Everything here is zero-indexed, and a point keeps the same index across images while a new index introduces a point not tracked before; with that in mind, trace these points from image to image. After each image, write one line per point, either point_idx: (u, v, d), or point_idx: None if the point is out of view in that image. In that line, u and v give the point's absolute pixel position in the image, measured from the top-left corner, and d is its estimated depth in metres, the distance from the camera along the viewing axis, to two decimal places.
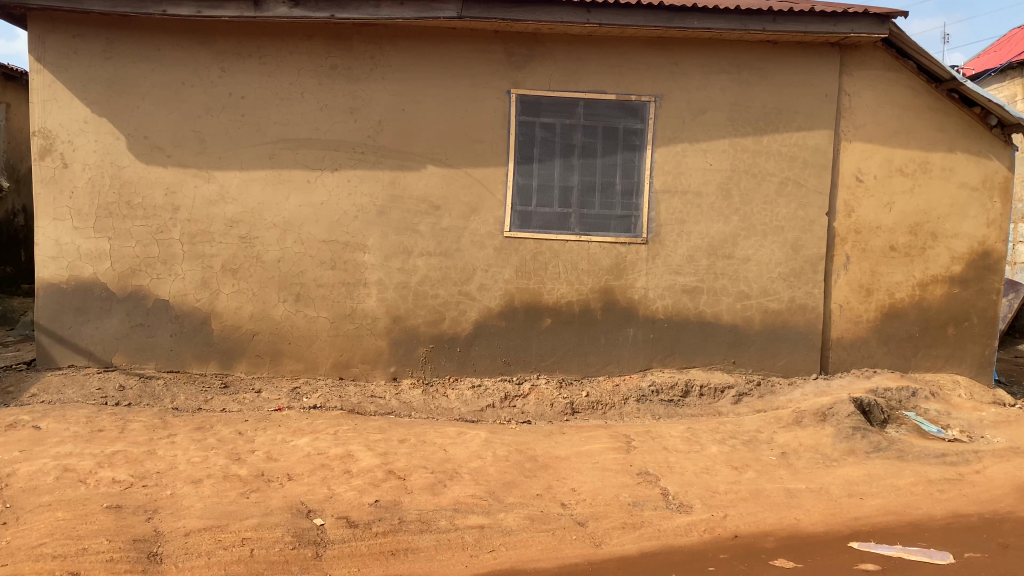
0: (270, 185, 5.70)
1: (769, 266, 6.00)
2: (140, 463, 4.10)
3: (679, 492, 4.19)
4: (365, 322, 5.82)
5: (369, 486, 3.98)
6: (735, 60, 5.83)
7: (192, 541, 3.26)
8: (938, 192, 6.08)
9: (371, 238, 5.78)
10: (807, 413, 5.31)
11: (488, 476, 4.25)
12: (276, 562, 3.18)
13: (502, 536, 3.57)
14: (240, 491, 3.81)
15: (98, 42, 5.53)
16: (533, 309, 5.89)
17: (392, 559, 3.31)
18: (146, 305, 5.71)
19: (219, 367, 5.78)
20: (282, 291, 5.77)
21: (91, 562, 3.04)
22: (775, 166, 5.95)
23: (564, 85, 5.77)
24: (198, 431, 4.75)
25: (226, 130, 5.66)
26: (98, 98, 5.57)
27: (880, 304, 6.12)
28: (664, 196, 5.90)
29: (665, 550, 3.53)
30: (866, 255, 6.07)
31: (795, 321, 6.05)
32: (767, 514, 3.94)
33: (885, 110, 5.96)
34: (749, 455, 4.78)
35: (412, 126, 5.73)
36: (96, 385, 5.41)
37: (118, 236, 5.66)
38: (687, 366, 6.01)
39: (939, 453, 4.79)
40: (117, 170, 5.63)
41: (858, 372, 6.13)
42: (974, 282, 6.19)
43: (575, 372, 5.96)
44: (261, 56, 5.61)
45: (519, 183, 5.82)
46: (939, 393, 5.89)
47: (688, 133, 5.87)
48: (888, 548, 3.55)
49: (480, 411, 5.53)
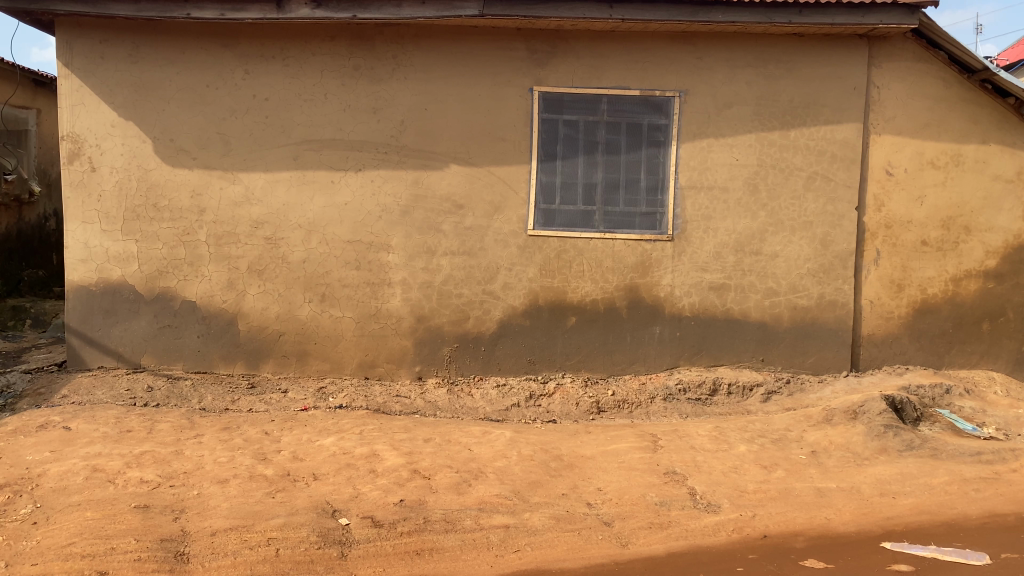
0: (294, 186, 5.73)
1: (797, 263, 5.91)
2: (168, 463, 4.13)
3: (707, 491, 4.13)
4: (390, 322, 5.83)
5: (393, 485, 3.97)
6: (760, 54, 5.75)
7: (218, 541, 3.28)
8: (971, 185, 5.94)
9: (395, 238, 5.78)
10: (837, 411, 5.22)
11: (513, 475, 4.22)
12: (302, 561, 3.18)
13: (528, 536, 3.55)
14: (265, 491, 3.82)
15: (124, 46, 5.58)
16: (558, 307, 5.86)
17: (417, 559, 3.30)
18: (173, 306, 5.76)
19: (245, 368, 5.82)
20: (307, 291, 5.79)
21: (119, 561, 3.06)
22: (803, 161, 5.86)
23: (586, 81, 5.73)
24: (225, 431, 4.78)
25: (250, 132, 5.69)
26: (124, 102, 5.62)
27: (912, 300, 6.01)
28: (689, 192, 5.84)
29: (692, 550, 3.48)
30: (897, 250, 5.96)
31: (824, 318, 5.95)
32: (796, 514, 3.88)
33: (915, 102, 5.85)
34: (779, 454, 4.71)
35: (435, 125, 5.72)
36: (125, 386, 5.47)
37: (146, 238, 5.72)
38: (714, 365, 5.95)
39: (975, 452, 4.68)
40: (143, 173, 5.68)
41: (889, 369, 6.03)
42: (1010, 276, 6.05)
43: (601, 371, 5.92)
44: (285, 57, 5.64)
45: (542, 181, 5.79)
46: (973, 391, 5.76)
47: (713, 128, 5.80)
48: (922, 548, 3.48)
49: (506, 410, 5.51)
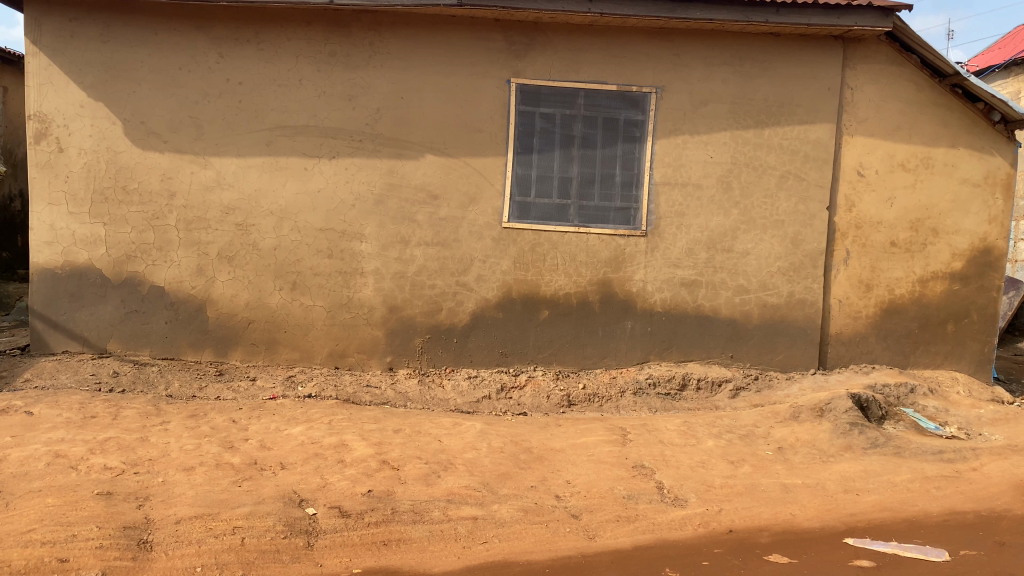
0: (266, 172, 5.66)
1: (768, 261, 5.97)
2: (132, 450, 4.07)
3: (674, 486, 4.16)
4: (362, 312, 5.79)
5: (362, 476, 3.95)
6: (737, 52, 5.78)
7: (182, 529, 3.23)
8: (939, 188, 6.04)
9: (368, 227, 5.74)
10: (804, 408, 5.29)
11: (482, 467, 4.22)
12: (267, 551, 3.15)
13: (495, 527, 3.55)
14: (232, 479, 3.78)
15: (95, 25, 5.48)
16: (530, 300, 5.86)
17: (384, 550, 3.29)
18: (141, 291, 5.68)
19: (214, 356, 5.75)
20: (278, 279, 5.74)
21: (81, 548, 3.01)
22: (776, 160, 5.90)
23: (564, 75, 5.73)
24: (192, 418, 4.72)
25: (223, 116, 5.61)
26: (94, 83, 5.52)
27: (879, 300, 6.09)
28: (664, 188, 5.86)
29: (659, 544, 3.49)
30: (866, 251, 6.04)
31: (793, 316, 6.02)
32: (762, 509, 3.92)
33: (887, 105, 5.92)
34: (745, 450, 4.76)
35: (410, 114, 5.68)
36: (90, 370, 5.38)
37: (114, 222, 5.63)
38: (684, 360, 5.98)
39: (937, 450, 4.77)
40: (113, 155, 5.59)
41: (856, 367, 6.11)
42: (975, 279, 6.15)
43: (572, 364, 5.93)
44: (259, 42, 5.57)
45: (518, 174, 5.78)
46: (937, 390, 5.86)
47: (689, 125, 5.82)
48: (883, 544, 3.53)
49: (476, 402, 5.51)
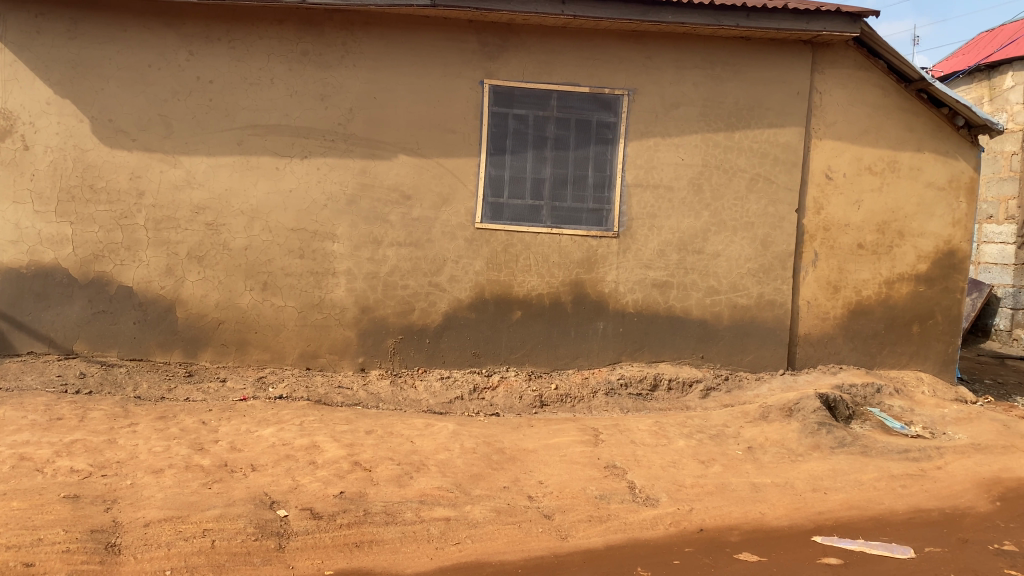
0: (237, 172, 5.61)
1: (738, 262, 6.03)
2: (100, 453, 4.01)
3: (646, 486, 4.19)
4: (333, 312, 5.76)
5: (333, 477, 3.93)
6: (708, 55, 5.84)
7: (151, 532, 3.20)
8: (905, 191, 6.15)
9: (341, 227, 5.71)
10: (773, 408, 5.35)
11: (455, 468, 4.22)
12: (238, 553, 3.13)
13: (468, 528, 3.56)
14: (202, 481, 3.75)
15: (61, 21, 5.39)
16: (503, 301, 5.87)
17: (357, 551, 3.28)
18: (109, 292, 5.60)
19: (183, 356, 5.68)
20: (248, 279, 5.69)
21: (46, 552, 2.96)
22: (746, 163, 5.97)
23: (537, 77, 5.74)
24: (161, 420, 4.67)
25: (193, 115, 5.55)
26: (61, 80, 5.44)
27: (847, 301, 6.18)
28: (636, 190, 5.90)
29: (631, 544, 3.52)
30: (834, 252, 6.12)
31: (763, 316, 6.09)
32: (732, 508, 3.96)
33: (855, 109, 6.02)
34: (716, 450, 4.80)
35: (383, 115, 5.67)
36: (56, 372, 5.29)
37: (81, 220, 5.55)
38: (656, 361, 6.03)
39: (903, 449, 4.85)
40: (80, 154, 5.51)
41: (824, 368, 6.19)
42: (940, 280, 6.27)
43: (545, 365, 5.95)
44: (230, 40, 5.52)
45: (491, 174, 5.79)
46: (902, 390, 5.96)
47: (661, 127, 5.87)
48: (850, 542, 3.58)
49: (449, 403, 5.50)
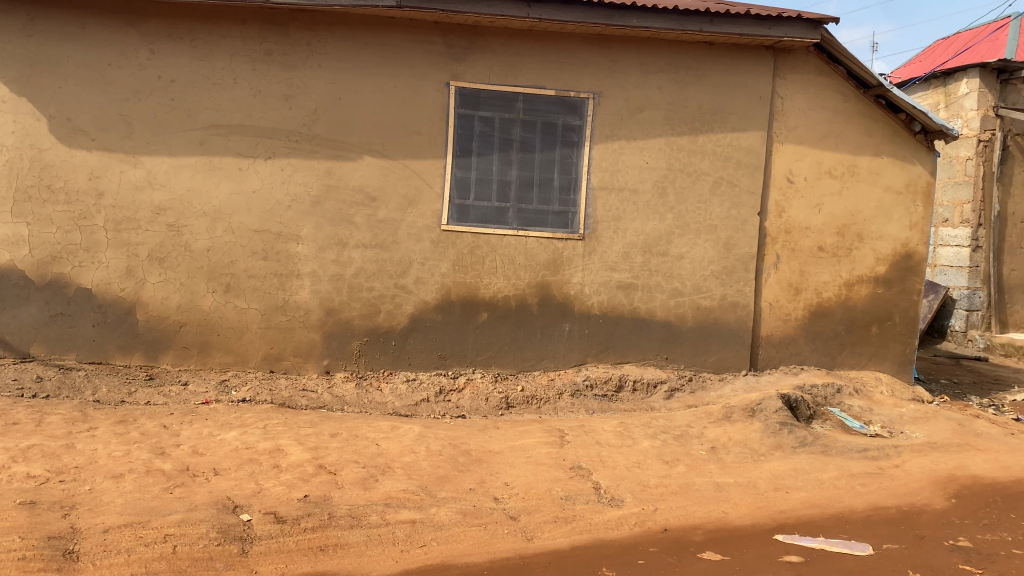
0: (200, 172, 5.54)
1: (702, 264, 6.10)
2: (57, 458, 3.94)
3: (611, 486, 4.22)
4: (298, 314, 5.71)
5: (298, 481, 3.90)
6: (672, 60, 5.90)
7: (111, 538, 3.14)
8: (864, 195, 6.26)
9: (305, 229, 5.67)
10: (737, 409, 5.41)
11: (420, 470, 4.21)
12: (200, 558, 3.09)
13: (433, 530, 3.55)
14: (163, 486, 3.69)
15: (18, 18, 5.29)
16: (469, 303, 5.87)
17: (321, 555, 3.25)
18: (67, 294, 5.50)
19: (143, 359, 5.60)
20: (210, 281, 5.62)
21: (2, 560, 2.90)
22: (710, 166, 6.04)
23: (503, 79, 5.76)
24: (121, 424, 4.59)
25: (154, 114, 5.48)
26: (17, 78, 5.33)
27: (808, 303, 6.28)
28: (601, 192, 5.94)
29: (596, 544, 3.54)
30: (795, 255, 6.22)
31: (726, 318, 6.16)
32: (696, 507, 4.01)
33: (815, 114, 6.12)
34: (680, 450, 4.85)
35: (348, 116, 5.64)
36: (12, 376, 5.18)
37: (39, 221, 5.44)
38: (621, 362, 6.07)
39: (862, 448, 4.94)
40: (37, 153, 5.40)
41: (786, 369, 6.28)
42: (898, 282, 6.40)
43: (510, 366, 5.96)
44: (193, 39, 5.45)
45: (457, 177, 5.78)
46: (862, 390, 6.07)
47: (626, 131, 5.92)
48: (811, 540, 3.64)
49: (414, 405, 5.49)
